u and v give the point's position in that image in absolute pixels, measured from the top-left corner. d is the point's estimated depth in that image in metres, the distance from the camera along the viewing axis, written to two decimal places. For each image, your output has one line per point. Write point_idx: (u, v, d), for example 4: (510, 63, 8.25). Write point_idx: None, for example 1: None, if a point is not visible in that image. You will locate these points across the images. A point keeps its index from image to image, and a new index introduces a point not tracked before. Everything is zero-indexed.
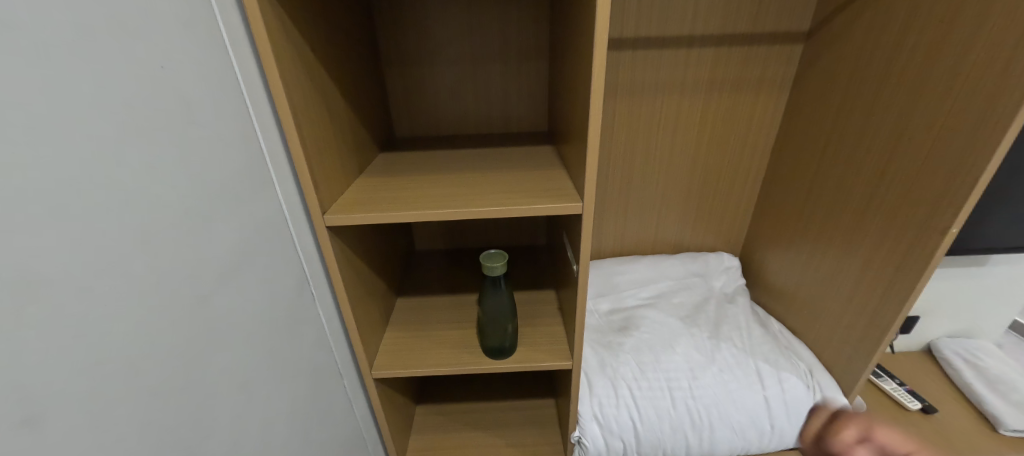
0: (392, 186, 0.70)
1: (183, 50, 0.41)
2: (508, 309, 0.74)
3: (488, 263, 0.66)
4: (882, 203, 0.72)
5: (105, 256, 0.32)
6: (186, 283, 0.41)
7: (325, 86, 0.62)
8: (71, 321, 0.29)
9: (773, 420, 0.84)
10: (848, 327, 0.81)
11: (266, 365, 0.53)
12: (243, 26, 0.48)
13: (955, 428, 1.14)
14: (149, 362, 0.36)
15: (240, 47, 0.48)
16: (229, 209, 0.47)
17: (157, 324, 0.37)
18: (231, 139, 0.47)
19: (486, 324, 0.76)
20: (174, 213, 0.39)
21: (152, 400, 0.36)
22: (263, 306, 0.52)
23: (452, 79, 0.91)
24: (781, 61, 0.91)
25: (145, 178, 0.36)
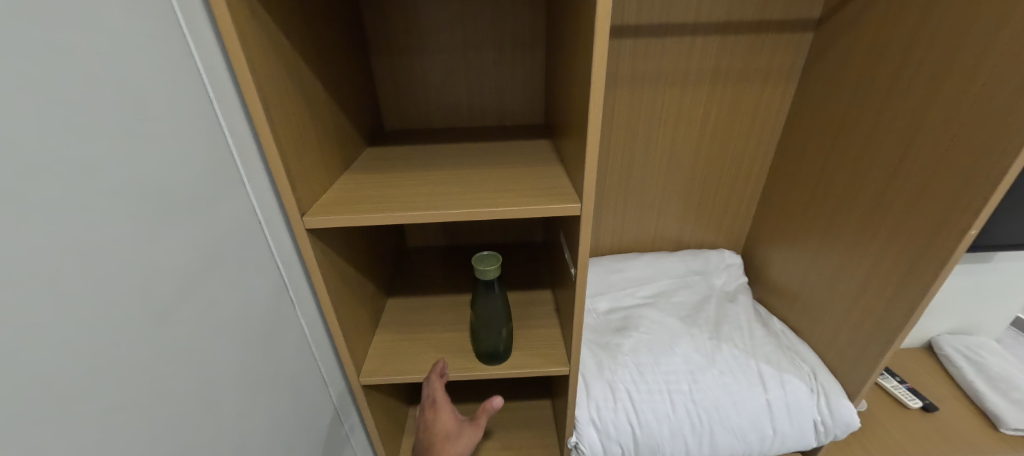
0: (375, 184, 0.66)
1: (134, 36, 0.36)
2: (502, 313, 0.71)
3: (480, 266, 0.62)
4: (894, 204, 0.69)
5: (44, 272, 0.28)
6: (146, 296, 0.37)
7: (302, 79, 0.58)
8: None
9: (774, 423, 0.81)
10: (853, 331, 0.78)
11: (239, 380, 0.49)
12: (204, 9, 0.43)
13: (953, 427, 1.13)
14: (100, 388, 0.32)
15: (202, 34, 0.44)
16: (193, 213, 0.43)
17: (111, 345, 0.33)
18: (192, 136, 0.43)
19: (480, 328, 0.73)
20: (129, 221, 0.35)
21: (106, 429, 0.33)
22: (235, 318, 0.49)
23: (442, 70, 0.86)
24: (788, 50, 0.86)
25: (91, 181, 0.32)
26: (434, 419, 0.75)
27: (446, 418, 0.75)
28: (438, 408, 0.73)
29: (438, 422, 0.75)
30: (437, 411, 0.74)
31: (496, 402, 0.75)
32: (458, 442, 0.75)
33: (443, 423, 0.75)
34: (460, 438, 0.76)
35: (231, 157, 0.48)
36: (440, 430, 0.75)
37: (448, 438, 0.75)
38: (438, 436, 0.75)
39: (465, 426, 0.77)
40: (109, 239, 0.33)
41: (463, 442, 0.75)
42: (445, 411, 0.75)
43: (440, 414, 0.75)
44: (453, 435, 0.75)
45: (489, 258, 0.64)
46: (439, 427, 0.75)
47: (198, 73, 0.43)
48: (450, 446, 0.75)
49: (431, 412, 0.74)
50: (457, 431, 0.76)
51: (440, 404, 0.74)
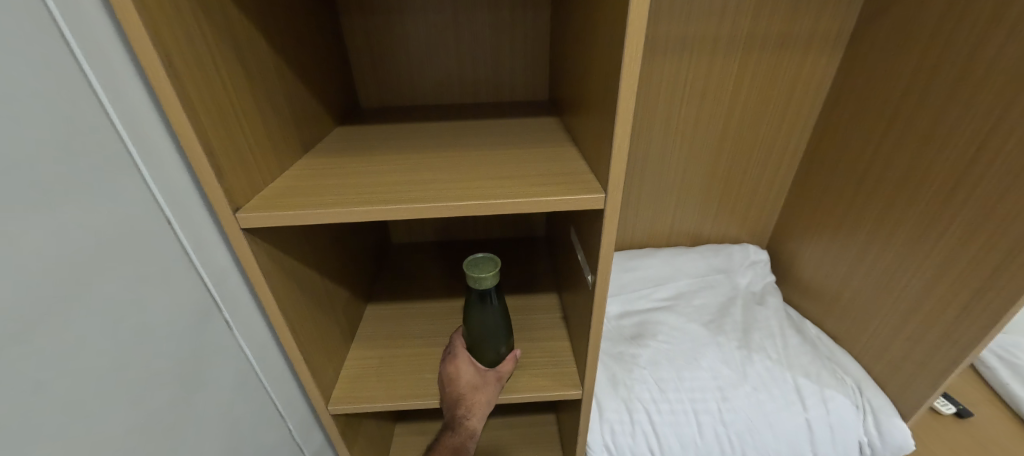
0: (341, 171, 0.52)
1: None
2: (501, 328, 0.59)
3: (478, 276, 0.49)
4: (973, 195, 0.57)
5: None
6: None
7: (237, 32, 0.44)
8: None
9: (815, 447, 0.70)
10: (910, 342, 0.67)
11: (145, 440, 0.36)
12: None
13: (990, 436, 1.04)
14: None
15: None
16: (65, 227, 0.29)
17: None
18: (59, 110, 0.28)
19: (473, 346, 0.61)
20: None
21: None
22: (134, 355, 0.35)
23: (427, 33, 0.72)
24: (836, 12, 0.73)
25: None
26: (453, 370, 0.59)
27: (467, 366, 0.59)
28: (459, 358, 0.60)
29: (459, 373, 0.59)
30: (455, 362, 0.60)
31: (517, 354, 0.62)
32: (488, 386, 0.59)
33: (464, 373, 0.59)
34: (489, 382, 0.59)
35: (120, 135, 0.34)
36: (461, 379, 0.58)
37: (475, 387, 0.58)
38: (462, 386, 0.58)
39: (492, 370, 0.60)
40: None
41: (492, 388, 0.59)
42: (465, 359, 0.60)
43: (460, 362, 0.60)
44: (480, 382, 0.59)
45: (485, 263, 0.52)
46: (460, 376, 0.59)
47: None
48: (478, 394, 0.58)
49: (450, 363, 0.60)
50: (483, 376, 0.60)
51: (460, 353, 0.61)
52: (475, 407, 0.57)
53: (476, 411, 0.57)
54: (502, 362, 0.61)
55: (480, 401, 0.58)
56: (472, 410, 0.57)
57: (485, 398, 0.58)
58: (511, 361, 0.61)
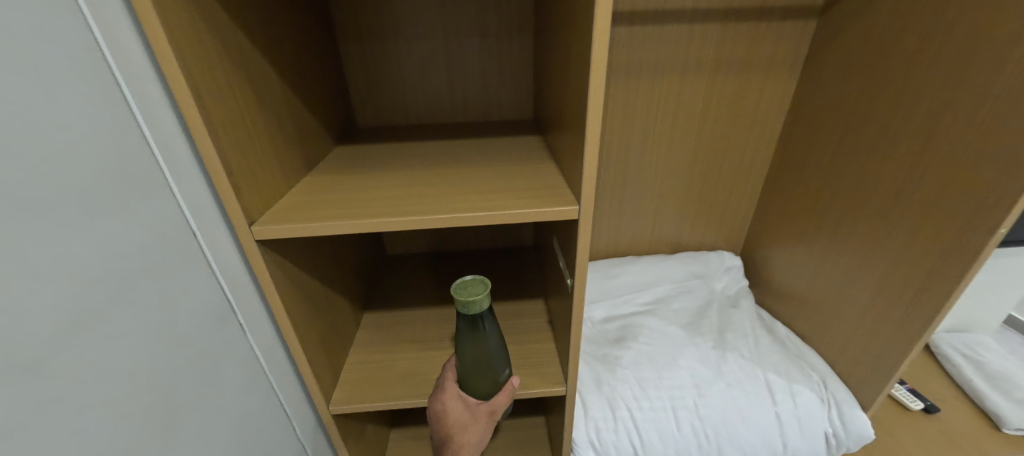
0: (341, 187, 0.57)
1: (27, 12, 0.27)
2: (497, 352, 0.60)
3: (467, 301, 0.50)
4: (912, 203, 0.64)
5: None
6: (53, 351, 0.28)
7: (251, 67, 0.49)
8: None
9: (786, 439, 0.75)
10: (866, 338, 0.73)
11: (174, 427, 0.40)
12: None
13: (956, 430, 1.09)
14: None
15: (115, 17, 0.34)
16: (113, 235, 0.33)
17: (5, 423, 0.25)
18: (109, 139, 0.34)
19: (469, 376, 0.61)
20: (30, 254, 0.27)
21: None
22: (169, 353, 0.39)
23: (420, 60, 0.78)
24: (790, 39, 0.81)
25: None
26: (442, 407, 0.60)
27: (456, 404, 0.60)
28: (449, 396, 0.60)
29: (447, 411, 0.59)
30: (444, 400, 0.60)
31: (514, 382, 0.62)
32: (477, 425, 0.60)
33: (453, 411, 0.59)
34: (480, 419, 0.60)
35: (158, 160, 0.39)
36: (450, 418, 0.59)
37: (464, 426, 0.59)
38: (450, 426, 0.59)
39: (484, 404, 0.60)
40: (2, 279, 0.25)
41: (482, 426, 0.60)
42: (454, 395, 0.60)
43: (448, 399, 0.60)
44: (469, 421, 0.59)
45: (474, 287, 0.54)
46: (449, 414, 0.59)
47: (92, 29, 0.32)
48: (466, 434, 0.59)
49: (438, 399, 0.60)
50: (474, 411, 0.60)
51: (449, 390, 0.61)
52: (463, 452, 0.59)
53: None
54: (498, 392, 0.61)
55: (469, 443, 0.59)
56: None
57: (475, 439, 0.59)
58: (510, 389, 0.62)
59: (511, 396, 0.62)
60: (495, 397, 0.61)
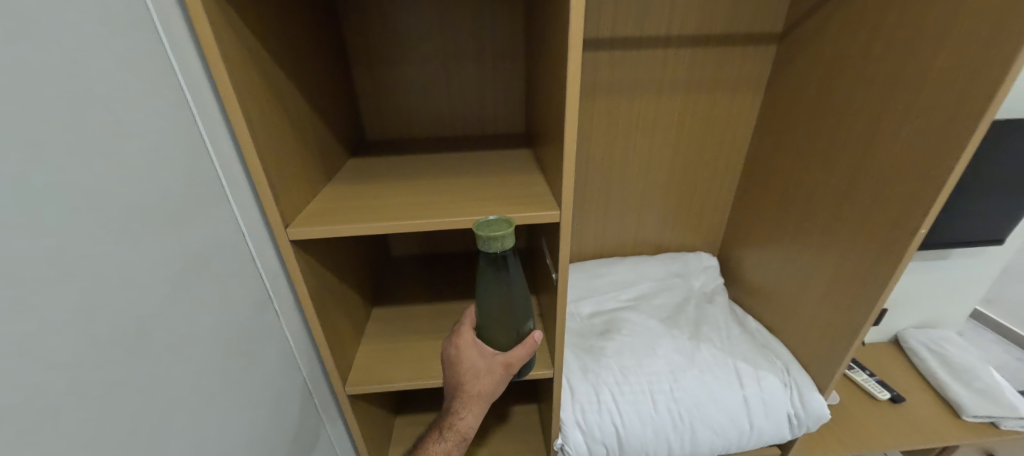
0: (357, 195, 0.66)
1: (130, 64, 0.37)
2: (517, 296, 0.60)
3: (490, 235, 0.50)
4: (854, 207, 0.73)
5: (67, 297, 0.30)
6: (148, 314, 0.38)
7: (285, 95, 0.59)
8: (43, 366, 0.28)
9: (752, 418, 0.84)
10: (820, 326, 0.82)
11: (229, 387, 0.49)
12: (182, 11, 0.44)
13: (920, 417, 1.17)
14: (110, 404, 0.33)
15: (189, 63, 0.45)
16: (184, 230, 0.43)
17: (118, 362, 0.34)
18: (183, 156, 0.43)
19: (490, 326, 0.63)
20: (131, 239, 0.36)
21: (118, 438, 0.34)
22: (224, 326, 0.48)
23: (424, 81, 0.88)
24: (755, 62, 0.92)
25: (95, 204, 0.33)
26: (457, 355, 0.62)
27: (471, 353, 0.62)
28: (464, 345, 0.62)
29: (461, 359, 0.62)
30: (459, 348, 0.62)
31: (537, 336, 0.63)
32: (490, 376, 0.61)
33: (466, 360, 0.61)
34: (494, 372, 0.61)
35: (216, 172, 0.48)
36: (463, 366, 0.61)
37: (476, 376, 0.61)
38: (463, 374, 0.61)
39: (500, 356, 0.61)
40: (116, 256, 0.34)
41: (494, 377, 0.61)
42: (469, 344, 0.62)
43: (463, 348, 0.62)
44: (482, 371, 0.61)
45: (498, 224, 0.53)
46: (462, 362, 0.62)
47: (176, 72, 0.43)
48: (478, 384, 0.61)
49: (454, 345, 0.63)
50: (489, 362, 0.61)
51: (466, 338, 0.63)
52: (472, 400, 0.61)
53: (473, 405, 0.62)
54: (517, 346, 0.63)
55: (479, 393, 0.61)
56: (468, 405, 0.62)
57: (486, 390, 0.61)
58: (530, 345, 0.63)
59: (529, 352, 0.63)
60: (513, 350, 0.62)
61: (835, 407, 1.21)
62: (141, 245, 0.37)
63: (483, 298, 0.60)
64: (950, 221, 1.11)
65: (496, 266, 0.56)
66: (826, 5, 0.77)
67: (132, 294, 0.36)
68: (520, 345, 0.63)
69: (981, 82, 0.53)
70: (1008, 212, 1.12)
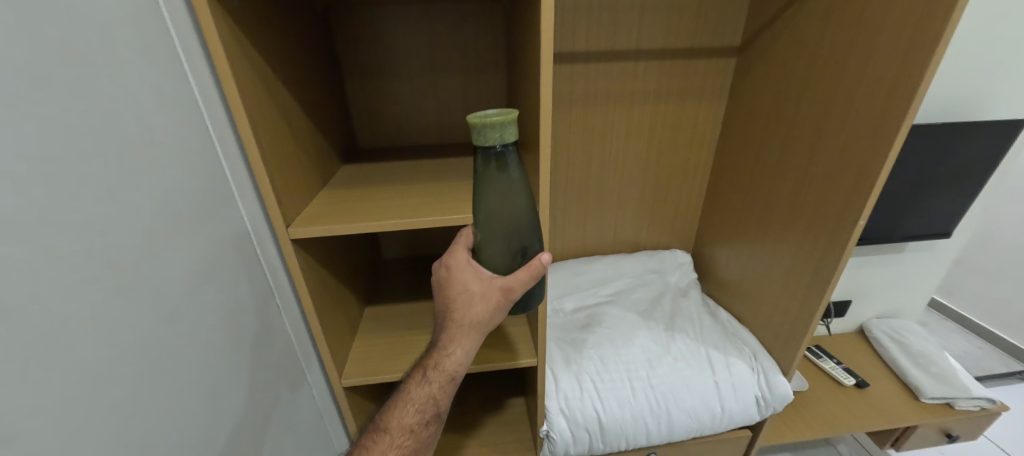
0: (351, 199, 0.72)
1: (151, 81, 0.43)
2: (521, 205, 0.55)
3: (487, 122, 0.47)
4: (806, 204, 0.80)
5: (96, 283, 0.35)
6: (166, 296, 0.43)
7: (286, 106, 0.65)
8: (78, 340, 0.33)
9: (722, 401, 0.90)
10: (780, 313, 0.89)
11: (236, 368, 0.54)
12: (196, 33, 0.49)
13: (883, 400, 1.25)
14: (135, 372, 0.38)
15: (203, 79, 0.51)
16: (195, 224, 0.49)
17: (139, 339, 0.39)
18: (195, 160, 0.49)
19: (490, 247, 0.59)
20: (150, 231, 0.42)
21: (138, 406, 0.39)
22: (230, 311, 0.54)
23: (413, 92, 0.94)
24: (717, 73, 1.00)
25: (121, 201, 0.38)
26: (450, 278, 0.61)
27: (467, 274, 0.60)
28: (458, 266, 0.60)
29: (456, 281, 0.60)
30: (454, 270, 0.60)
31: (544, 258, 0.57)
32: (485, 302, 0.58)
33: (462, 281, 0.60)
34: (489, 297, 0.58)
35: (225, 174, 0.54)
36: (457, 290, 0.60)
37: (471, 301, 0.59)
38: (457, 298, 0.60)
39: (498, 280, 0.58)
40: (139, 245, 0.40)
41: (490, 303, 0.58)
42: (466, 268, 0.60)
43: (459, 270, 0.60)
44: (477, 296, 0.59)
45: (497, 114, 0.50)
46: (457, 284, 0.60)
47: (193, 87, 0.50)
48: (471, 311, 0.59)
49: (447, 267, 0.61)
50: (486, 286, 0.59)
51: (460, 259, 0.60)
52: (461, 333, 0.61)
53: (462, 339, 0.61)
54: (519, 269, 0.58)
55: (471, 322, 0.59)
56: (458, 338, 0.61)
57: (478, 320, 0.59)
58: (535, 268, 0.57)
59: (531, 276, 0.57)
60: (513, 273, 0.57)
61: (804, 394, 1.28)
62: (159, 238, 0.43)
63: (482, 212, 0.56)
64: (903, 216, 1.20)
65: (493, 166, 0.52)
66: (776, 22, 0.85)
67: (153, 278, 0.41)
68: (521, 268, 0.58)
69: (899, 90, 0.61)
70: (956, 208, 1.21)
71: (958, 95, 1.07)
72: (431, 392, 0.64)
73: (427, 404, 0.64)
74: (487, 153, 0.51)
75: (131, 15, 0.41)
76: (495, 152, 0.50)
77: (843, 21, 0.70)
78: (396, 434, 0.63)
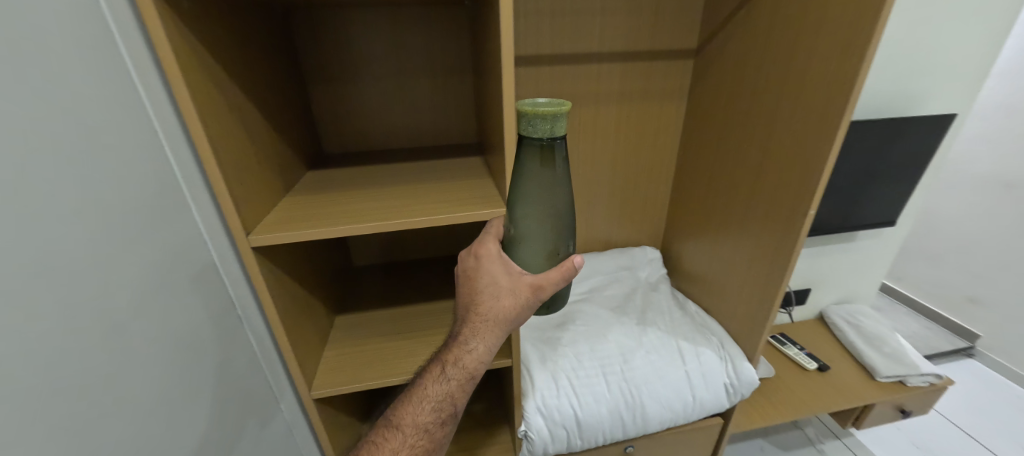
0: (315, 204, 0.70)
1: (96, 84, 0.42)
2: None
3: None
4: (763, 195, 0.84)
5: (35, 294, 0.33)
6: (114, 307, 0.41)
7: (244, 111, 0.63)
8: (14, 357, 0.31)
9: (693, 390, 0.93)
10: (744, 301, 0.93)
11: (195, 381, 0.52)
12: (141, 32, 0.47)
13: (844, 381, 1.32)
14: (77, 388, 0.36)
15: (152, 83, 0.49)
16: (146, 232, 0.47)
17: (83, 353, 0.37)
18: (145, 166, 0.48)
19: None
20: (97, 240, 0.40)
21: (81, 424, 0.37)
22: (185, 323, 0.52)
23: (379, 96, 0.93)
24: (677, 74, 1.04)
25: (62, 208, 0.36)
26: (479, 268, 0.65)
27: (496, 266, 0.65)
28: (488, 259, 0.65)
29: (484, 272, 0.65)
30: (483, 262, 0.65)
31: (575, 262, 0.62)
32: (512, 297, 0.63)
33: (490, 273, 0.65)
34: (517, 292, 0.63)
35: (177, 181, 0.53)
36: (485, 282, 0.64)
37: (500, 293, 0.64)
38: (483, 289, 0.64)
39: (527, 277, 0.64)
40: (84, 254, 0.38)
41: (516, 298, 0.63)
42: (496, 261, 0.65)
43: (490, 263, 0.65)
44: (505, 289, 0.63)
45: (548, 104, 0.63)
46: (485, 276, 0.65)
47: (138, 90, 0.48)
48: (497, 304, 0.63)
49: (477, 258, 0.65)
50: (514, 282, 0.64)
51: (490, 252, 0.65)
52: (484, 329, 0.63)
53: (485, 335, 0.63)
54: (550, 270, 0.63)
55: (495, 317, 0.63)
56: (480, 334, 0.63)
57: (504, 315, 0.63)
58: (566, 270, 0.63)
59: (560, 277, 0.63)
60: (545, 272, 0.63)
61: (772, 380, 1.34)
62: (105, 246, 0.41)
63: None
64: (853, 206, 1.28)
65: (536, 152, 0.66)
66: (729, 25, 0.89)
67: (98, 289, 0.39)
68: (553, 270, 0.63)
69: (839, 85, 0.65)
70: (898, 197, 1.30)
71: (894, 93, 1.15)
72: (449, 389, 0.65)
73: (443, 402, 0.65)
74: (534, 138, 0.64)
75: (69, 12, 0.39)
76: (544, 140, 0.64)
77: (787, 22, 0.74)
78: (410, 432, 0.64)
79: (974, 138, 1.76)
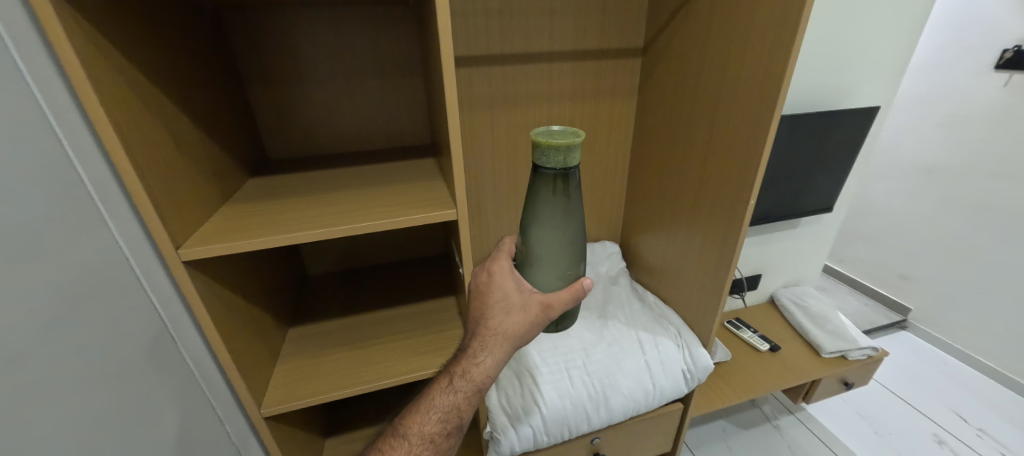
0: (254, 213, 0.66)
1: None
2: (572, 233, 0.64)
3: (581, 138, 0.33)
4: (710, 186, 0.87)
5: None
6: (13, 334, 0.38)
7: (170, 118, 0.59)
8: None
9: (653, 379, 0.96)
10: (697, 289, 0.96)
11: (118, 410, 0.49)
12: (40, 38, 0.43)
13: (792, 359, 1.40)
14: None
15: (56, 92, 0.45)
16: (51, 251, 0.43)
17: None
18: (48, 181, 0.44)
19: (538, 264, 0.68)
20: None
21: None
22: (104, 347, 0.48)
23: (324, 98, 0.89)
24: (625, 72, 1.07)
25: None
26: (490, 282, 0.67)
27: (507, 281, 0.67)
28: (498, 274, 0.68)
29: (495, 286, 0.67)
30: (494, 276, 0.68)
31: (586, 284, 0.62)
32: (523, 314, 0.64)
33: (500, 288, 0.67)
34: (528, 309, 0.64)
35: (89, 195, 0.49)
36: (497, 297, 0.66)
37: (511, 309, 0.64)
38: (495, 302, 0.65)
39: (538, 295, 0.65)
40: None
41: (527, 315, 0.64)
42: (509, 277, 0.67)
43: (501, 277, 0.67)
44: (516, 305, 0.64)
45: (561, 132, 0.55)
46: (497, 291, 0.66)
47: (38, 100, 0.44)
48: (507, 318, 0.64)
49: (489, 272, 0.68)
50: (525, 298, 0.65)
51: (502, 267, 0.68)
52: (493, 342, 0.64)
53: (494, 348, 0.64)
54: (561, 289, 0.64)
55: (505, 331, 0.64)
56: (489, 347, 0.64)
57: (513, 330, 0.64)
58: (577, 290, 0.63)
59: (571, 297, 0.63)
60: (555, 291, 0.63)
61: (728, 363, 1.40)
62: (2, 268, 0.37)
63: (534, 231, 0.64)
64: (794, 195, 1.36)
65: (550, 180, 0.57)
66: (670, 24, 0.92)
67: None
68: (563, 289, 0.64)
69: (770, 80, 0.69)
70: (833, 185, 1.40)
71: (825, 87, 1.24)
72: (456, 401, 0.64)
73: (450, 413, 0.64)
74: (546, 169, 0.55)
75: None
76: (557, 170, 0.55)
77: (722, 22, 0.78)
78: (415, 442, 0.62)
79: (898, 128, 1.91)
